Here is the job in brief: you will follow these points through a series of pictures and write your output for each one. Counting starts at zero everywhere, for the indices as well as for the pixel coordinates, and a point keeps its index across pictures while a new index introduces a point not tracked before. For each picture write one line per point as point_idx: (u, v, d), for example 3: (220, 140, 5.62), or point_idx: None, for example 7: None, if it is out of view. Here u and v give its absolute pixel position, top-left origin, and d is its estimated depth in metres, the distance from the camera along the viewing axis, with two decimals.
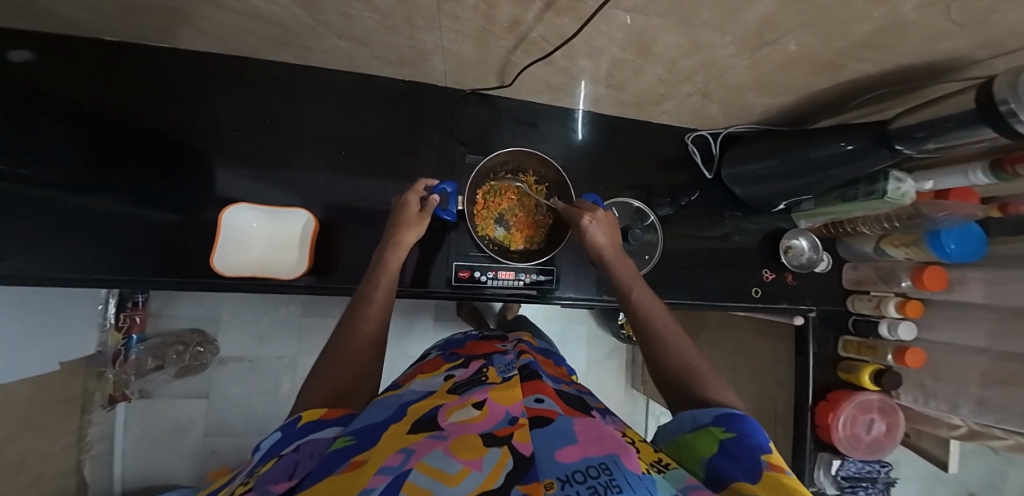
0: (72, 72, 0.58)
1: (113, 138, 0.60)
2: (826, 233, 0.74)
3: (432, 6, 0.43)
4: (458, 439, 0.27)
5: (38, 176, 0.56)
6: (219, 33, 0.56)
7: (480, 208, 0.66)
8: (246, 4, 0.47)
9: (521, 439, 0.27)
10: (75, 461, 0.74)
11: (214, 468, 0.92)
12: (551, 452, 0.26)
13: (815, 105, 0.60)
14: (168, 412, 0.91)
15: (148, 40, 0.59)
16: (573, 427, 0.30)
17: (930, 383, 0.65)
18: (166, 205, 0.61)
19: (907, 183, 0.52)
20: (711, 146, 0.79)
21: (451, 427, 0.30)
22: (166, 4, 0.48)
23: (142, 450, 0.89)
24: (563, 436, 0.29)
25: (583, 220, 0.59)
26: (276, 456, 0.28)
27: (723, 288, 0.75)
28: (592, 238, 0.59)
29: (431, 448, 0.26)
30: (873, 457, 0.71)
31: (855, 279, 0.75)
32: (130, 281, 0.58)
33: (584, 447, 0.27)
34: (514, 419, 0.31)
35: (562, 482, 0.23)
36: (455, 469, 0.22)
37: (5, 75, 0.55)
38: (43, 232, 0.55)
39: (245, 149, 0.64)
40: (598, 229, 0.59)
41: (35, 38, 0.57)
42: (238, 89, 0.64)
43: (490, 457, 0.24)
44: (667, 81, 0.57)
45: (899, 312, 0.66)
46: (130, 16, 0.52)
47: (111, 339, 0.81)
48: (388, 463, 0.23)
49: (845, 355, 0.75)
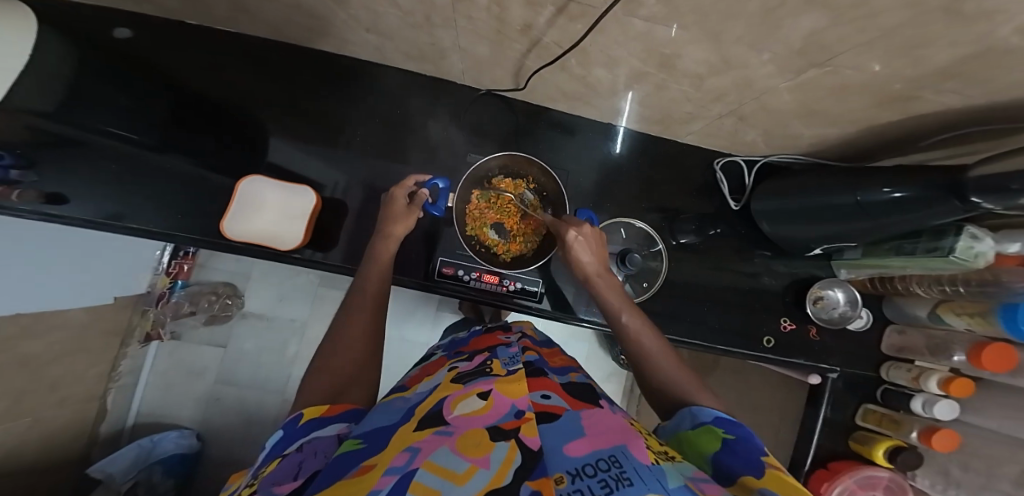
0: (158, 47, 0.67)
1: (179, 109, 0.67)
2: (869, 290, 0.65)
3: (446, 5, 0.43)
4: (464, 435, 0.26)
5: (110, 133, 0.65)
6: (267, 20, 0.61)
7: (473, 211, 0.68)
8: None
9: (529, 433, 0.26)
10: (102, 388, 0.87)
11: (214, 415, 1.02)
12: (561, 446, 0.24)
13: (872, 138, 0.51)
14: (190, 355, 1.03)
15: (214, 23, 0.66)
16: (581, 422, 0.29)
17: (956, 472, 0.54)
18: (201, 171, 0.67)
19: (986, 242, 0.42)
20: (745, 177, 0.71)
21: (457, 421, 0.29)
22: None
23: (161, 386, 1.02)
24: (570, 432, 0.27)
25: (569, 235, 0.56)
26: (280, 457, 0.30)
27: (731, 329, 0.68)
28: (577, 255, 0.56)
29: (438, 445, 0.25)
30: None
31: (899, 345, 0.64)
32: (156, 234, 0.65)
33: (592, 440, 0.25)
34: (519, 412, 0.29)
35: (572, 478, 0.21)
36: (462, 468, 0.21)
37: (113, 49, 0.65)
38: (106, 185, 0.64)
39: (276, 129, 0.69)
40: (583, 248, 0.56)
41: (132, 17, 0.66)
42: (280, 73, 0.69)
43: (496, 453, 0.23)
44: (696, 99, 0.52)
45: (942, 389, 0.54)
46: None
47: (161, 282, 0.95)
48: (394, 463, 0.22)
49: (862, 425, 0.65)
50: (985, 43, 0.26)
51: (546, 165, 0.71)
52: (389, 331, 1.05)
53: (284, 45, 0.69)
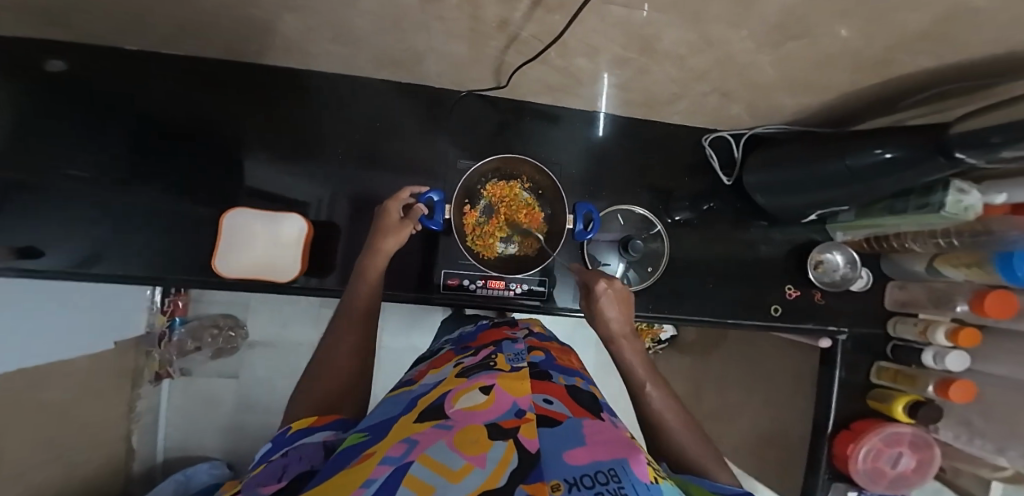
0: (115, 79, 0.64)
1: (154, 144, 0.65)
2: (866, 249, 0.66)
3: (416, 8, 0.42)
4: (461, 431, 0.24)
5: (78, 173, 0.63)
6: (224, 39, 0.58)
7: (471, 220, 0.66)
8: (246, 12, 0.47)
9: (528, 435, 0.23)
10: (126, 429, 0.87)
11: (240, 444, 1.03)
12: (560, 451, 0.22)
13: (857, 103, 0.51)
14: (204, 388, 1.02)
15: (166, 48, 0.63)
16: (581, 430, 0.25)
17: (978, 422, 0.56)
18: (184, 203, 0.65)
19: (973, 196, 0.43)
20: (734, 150, 0.72)
21: (457, 416, 0.28)
22: (172, 15, 0.50)
23: (181, 421, 1.02)
24: (569, 439, 0.24)
25: (598, 285, 0.51)
26: (264, 463, 0.30)
27: (737, 303, 0.70)
28: (603, 309, 0.51)
29: (436, 439, 0.23)
30: (895, 492, 0.64)
31: (902, 300, 0.66)
32: (151, 277, 0.64)
33: (595, 450, 0.22)
34: (520, 412, 0.27)
35: (570, 485, 0.17)
36: (458, 465, 0.19)
37: (54, 83, 0.63)
38: (90, 232, 0.62)
39: (256, 151, 0.68)
40: (610, 302, 0.51)
41: (66, 47, 0.63)
42: (250, 95, 0.68)
43: (494, 453, 0.21)
44: (679, 80, 0.52)
45: (949, 340, 0.56)
46: (144, 26, 0.55)
47: (159, 320, 0.93)
48: (390, 454, 0.21)
49: (878, 383, 0.67)
50: (961, 5, 0.26)
51: (538, 163, 0.69)
52: (402, 342, 1.06)
53: (253, 66, 0.67)
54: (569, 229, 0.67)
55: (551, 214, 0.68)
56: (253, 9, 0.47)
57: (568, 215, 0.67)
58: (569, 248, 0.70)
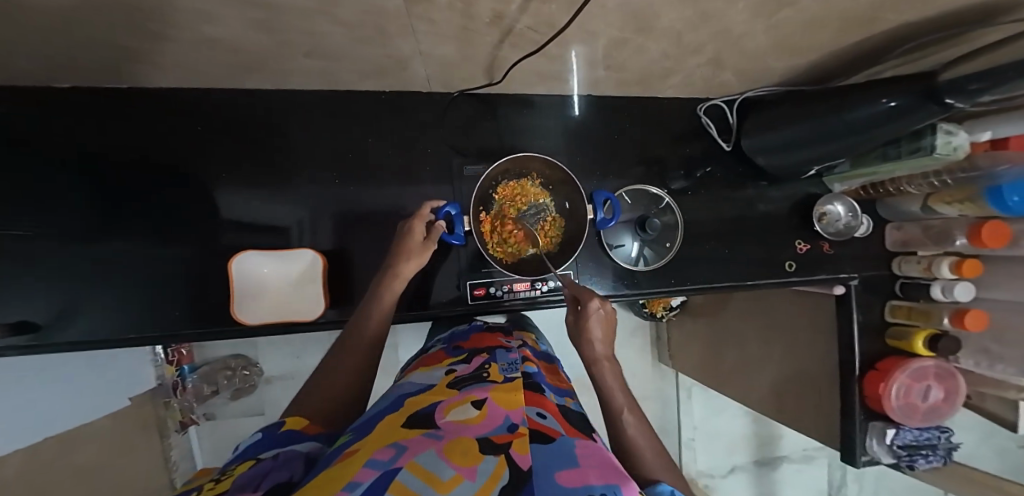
0: (65, 125, 0.58)
1: (137, 190, 0.61)
2: (863, 196, 0.71)
3: (401, 11, 0.38)
4: (453, 442, 0.24)
5: (49, 233, 0.57)
6: (180, 68, 0.53)
7: (489, 230, 0.65)
8: (196, 32, 0.40)
9: (520, 451, 0.22)
10: (166, 479, 0.87)
11: None
12: (551, 470, 0.21)
13: (844, 57, 0.53)
14: (235, 428, 1.01)
15: (105, 83, 0.57)
16: (573, 450, 0.25)
17: (995, 347, 0.61)
18: (175, 245, 0.62)
19: (960, 135, 0.48)
20: (728, 117, 0.74)
21: (447, 426, 0.28)
22: (123, 50, 0.45)
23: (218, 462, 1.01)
24: (564, 458, 0.23)
25: (588, 303, 0.51)
26: (253, 459, 0.30)
27: (752, 266, 0.72)
28: (589, 329, 0.50)
29: (425, 447, 0.23)
30: (931, 424, 0.67)
31: (901, 240, 0.71)
32: (162, 336, 0.60)
33: (586, 472, 0.21)
34: (513, 425, 0.27)
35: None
36: (448, 476, 0.19)
37: None
38: (84, 294, 0.58)
39: (246, 180, 0.64)
40: (599, 323, 0.50)
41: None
42: (226, 125, 0.64)
43: (484, 466, 0.20)
44: (675, 54, 0.51)
45: (953, 272, 0.61)
46: (87, 65, 0.49)
47: (167, 372, 0.92)
48: (377, 457, 0.22)
49: (893, 321, 0.72)
50: None
51: (548, 157, 0.68)
52: None
53: (228, 92, 0.64)
54: (591, 218, 0.68)
55: (570, 208, 0.68)
56: (206, 28, 0.40)
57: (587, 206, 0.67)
58: (589, 239, 0.70)
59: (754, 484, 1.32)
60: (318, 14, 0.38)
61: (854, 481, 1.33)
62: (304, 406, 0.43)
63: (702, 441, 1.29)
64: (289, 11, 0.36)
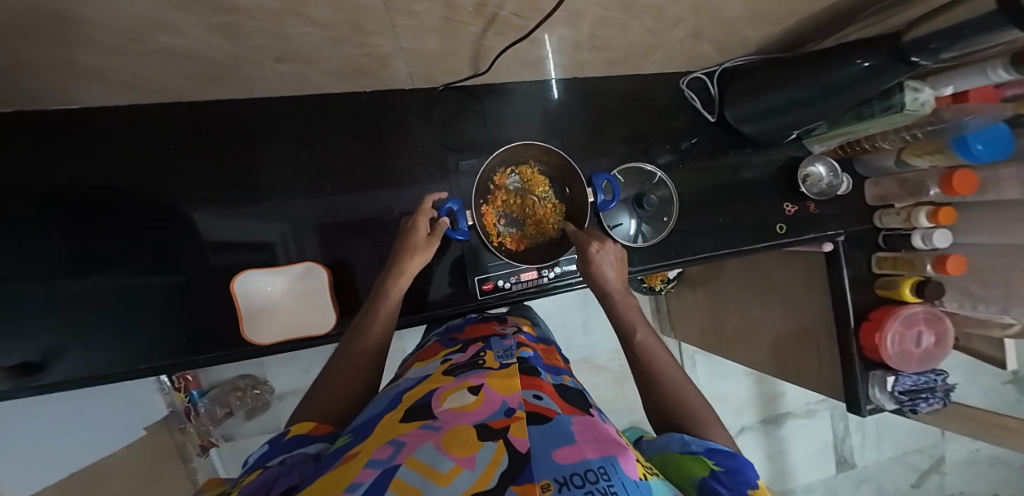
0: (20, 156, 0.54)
1: (120, 217, 0.58)
2: (842, 155, 0.76)
3: (379, 7, 0.34)
4: (451, 432, 0.25)
5: (26, 273, 0.54)
6: (140, 84, 0.49)
7: (498, 237, 0.68)
8: (153, 44, 0.36)
9: (518, 434, 0.23)
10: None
11: None
12: (548, 450, 0.22)
13: (817, 21, 0.54)
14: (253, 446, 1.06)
15: (55, 105, 0.53)
16: (571, 427, 0.26)
17: (977, 289, 0.67)
18: (170, 269, 0.60)
19: (925, 92, 0.52)
20: (709, 88, 0.76)
21: (444, 415, 0.29)
22: (77, 70, 0.41)
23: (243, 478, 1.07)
24: (560, 435, 0.24)
25: (592, 247, 0.54)
26: (261, 468, 0.31)
27: (747, 233, 0.75)
28: (598, 269, 0.53)
29: (423, 441, 0.24)
30: (926, 368, 0.73)
31: (879, 195, 0.75)
32: (175, 364, 0.59)
33: (583, 446, 0.23)
34: (510, 410, 0.27)
35: (561, 484, 0.19)
36: (446, 468, 0.20)
37: None
38: (80, 331, 0.56)
39: (234, 196, 0.62)
40: (606, 262, 0.53)
41: None
42: (200, 139, 0.61)
43: (483, 453, 0.21)
44: (657, 30, 0.52)
45: (930, 221, 0.66)
46: (40, 88, 0.45)
47: (177, 399, 0.95)
48: (377, 456, 0.23)
49: (880, 272, 0.76)
50: None
51: (544, 144, 0.69)
52: None
53: (204, 104, 0.61)
54: (592, 202, 0.70)
55: (570, 195, 0.70)
56: (165, 39, 0.35)
57: (587, 189, 0.68)
58: (591, 222, 0.71)
59: (764, 442, 1.40)
60: (291, 16, 0.34)
61: (857, 430, 1.43)
62: (334, 416, 0.43)
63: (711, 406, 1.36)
64: (256, 15, 0.32)
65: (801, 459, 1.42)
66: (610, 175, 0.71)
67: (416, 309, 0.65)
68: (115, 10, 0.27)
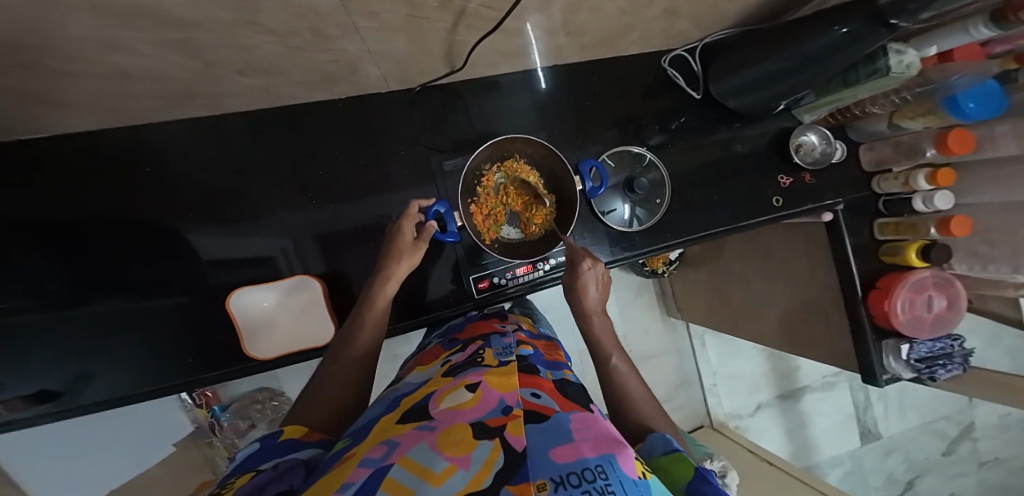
0: None
1: (92, 246, 0.55)
2: (832, 123, 0.75)
3: (337, 9, 0.32)
4: (446, 431, 0.23)
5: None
6: (101, 108, 0.47)
7: (492, 236, 0.66)
8: (103, 65, 0.33)
9: (514, 432, 0.22)
10: None
11: None
12: (545, 449, 0.21)
13: None
14: None
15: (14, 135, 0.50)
16: (569, 426, 0.25)
17: (984, 249, 0.67)
18: (154, 296, 0.57)
19: (910, 54, 0.51)
20: (691, 65, 0.74)
21: (440, 415, 0.27)
22: (26, 99, 0.39)
23: None
24: (558, 434, 0.23)
25: (583, 264, 0.49)
26: (253, 471, 0.29)
27: (748, 209, 0.74)
28: (584, 287, 0.50)
29: (418, 440, 0.23)
30: (940, 333, 0.73)
31: (875, 159, 0.74)
32: (182, 382, 0.57)
33: (581, 445, 0.22)
34: (508, 408, 0.26)
35: (557, 484, 0.17)
36: (440, 467, 0.18)
37: None
38: (64, 368, 0.53)
39: (213, 215, 0.60)
40: (593, 284, 0.50)
41: None
42: (171, 158, 0.58)
43: (478, 452, 0.20)
44: (631, 9, 0.50)
45: (930, 183, 0.66)
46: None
47: (201, 415, 0.95)
48: (370, 456, 0.21)
49: (883, 239, 0.76)
50: None
51: (529, 135, 0.67)
52: None
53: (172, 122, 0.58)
54: (580, 189, 0.67)
55: (558, 185, 0.68)
56: (116, 59, 0.33)
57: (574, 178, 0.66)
58: (582, 210, 0.69)
59: (784, 418, 1.40)
60: (242, 26, 0.32)
61: (878, 401, 1.44)
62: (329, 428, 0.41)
63: (725, 385, 1.38)
64: (206, 28, 0.30)
65: (824, 431, 1.42)
66: (599, 161, 0.69)
67: (413, 312, 0.64)
68: (43, 33, 0.25)
